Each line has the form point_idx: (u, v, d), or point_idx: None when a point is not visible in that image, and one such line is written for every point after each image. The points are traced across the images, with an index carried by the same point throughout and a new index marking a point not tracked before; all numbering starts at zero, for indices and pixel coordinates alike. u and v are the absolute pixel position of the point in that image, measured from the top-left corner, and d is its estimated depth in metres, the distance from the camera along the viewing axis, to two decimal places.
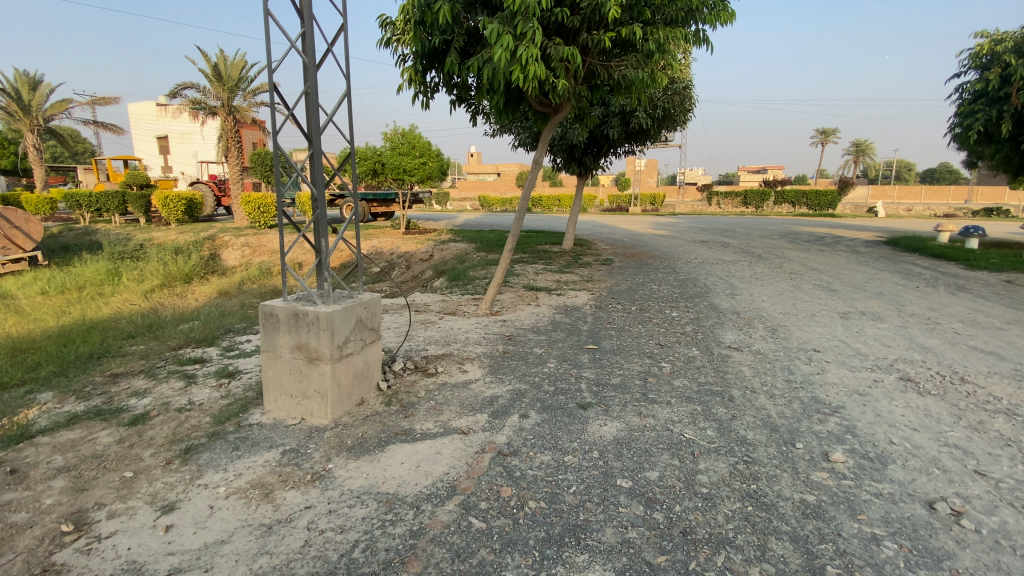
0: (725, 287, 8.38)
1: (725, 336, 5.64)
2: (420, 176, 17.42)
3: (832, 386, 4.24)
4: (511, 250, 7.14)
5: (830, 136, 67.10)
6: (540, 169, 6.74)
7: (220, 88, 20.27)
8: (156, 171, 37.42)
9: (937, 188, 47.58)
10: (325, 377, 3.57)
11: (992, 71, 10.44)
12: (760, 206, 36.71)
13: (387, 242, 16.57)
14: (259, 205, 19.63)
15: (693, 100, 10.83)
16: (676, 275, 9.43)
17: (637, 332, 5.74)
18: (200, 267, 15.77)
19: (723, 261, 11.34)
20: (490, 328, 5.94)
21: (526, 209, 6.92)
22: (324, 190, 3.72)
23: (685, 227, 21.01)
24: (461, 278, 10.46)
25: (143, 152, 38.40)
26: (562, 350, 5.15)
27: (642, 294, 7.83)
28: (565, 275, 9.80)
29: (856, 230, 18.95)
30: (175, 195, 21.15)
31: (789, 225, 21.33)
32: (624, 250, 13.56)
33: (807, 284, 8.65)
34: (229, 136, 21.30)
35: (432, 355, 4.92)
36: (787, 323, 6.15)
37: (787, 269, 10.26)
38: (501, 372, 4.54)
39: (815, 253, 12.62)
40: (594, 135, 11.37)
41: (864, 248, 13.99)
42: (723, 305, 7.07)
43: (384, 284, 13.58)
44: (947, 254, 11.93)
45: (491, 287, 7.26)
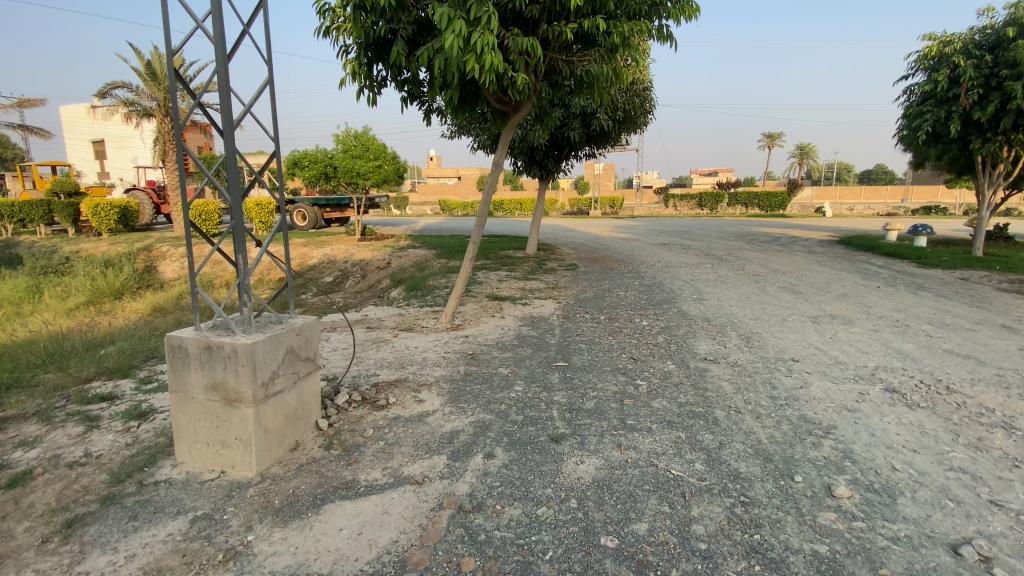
0: (693, 292, 8.15)
1: (701, 346, 5.31)
2: (375, 180, 16.65)
3: (820, 402, 3.94)
4: (472, 258, 6.60)
5: (777, 139, 70.15)
6: (500, 172, 6.27)
7: (155, 87, 18.82)
8: (91, 178, 34.58)
9: (876, 189, 50.27)
10: (248, 421, 3.01)
11: (940, 73, 10.75)
12: (715, 207, 37.63)
13: (341, 250, 15.73)
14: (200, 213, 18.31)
15: (653, 102, 10.65)
16: (642, 281, 9.15)
17: (608, 345, 5.34)
18: (133, 281, 14.44)
19: (687, 264, 11.19)
20: (449, 346, 5.40)
21: (487, 215, 6.43)
22: (240, 195, 3.12)
23: (646, 229, 21.10)
24: (419, 287, 9.85)
25: (76, 157, 35.56)
26: (529, 369, 4.68)
27: (609, 302, 7.47)
28: (529, 282, 9.38)
29: (808, 230, 19.49)
30: (107, 203, 19.45)
31: (745, 226, 21.76)
32: (587, 254, 13.27)
33: (773, 286, 8.54)
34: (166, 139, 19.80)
35: (383, 382, 4.34)
36: (761, 330, 5.89)
37: (750, 271, 10.19)
38: (462, 399, 4.02)
39: (774, 254, 12.72)
40: (555, 137, 11.01)
41: (819, 248, 14.26)
42: (693, 311, 6.80)
43: (338, 295, 12.78)
44: (898, 252, 12.26)
45: (451, 299, 6.71)
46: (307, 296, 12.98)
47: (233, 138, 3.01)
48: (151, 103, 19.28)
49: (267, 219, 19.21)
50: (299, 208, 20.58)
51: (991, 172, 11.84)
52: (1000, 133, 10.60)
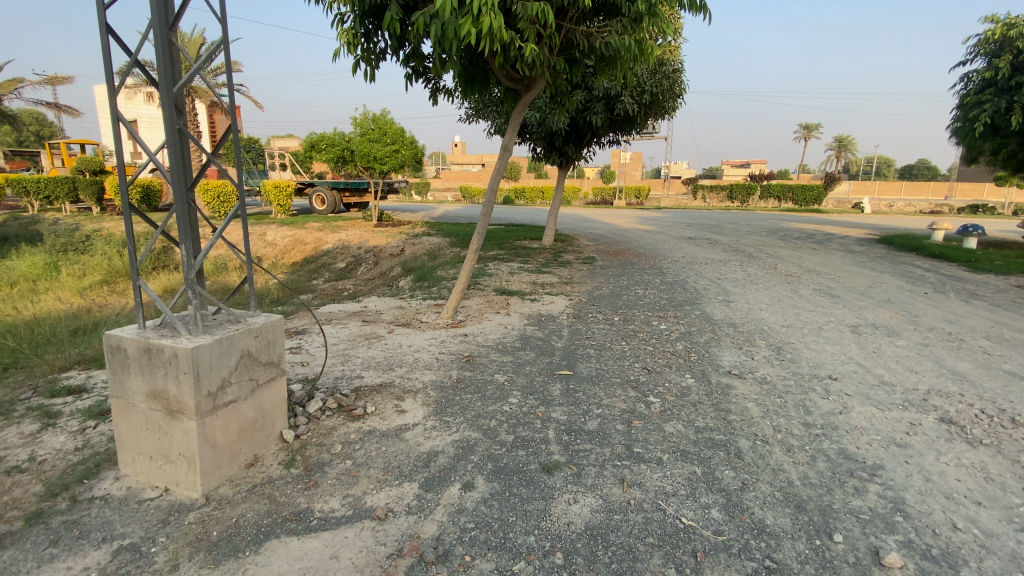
0: (718, 292, 7.53)
1: (724, 357, 4.74)
2: (391, 165, 16.28)
3: (862, 434, 3.36)
4: (477, 250, 6.13)
5: (814, 131, 67.46)
6: (509, 156, 5.75)
7: None
8: (124, 157, 35.05)
9: (917, 185, 47.87)
10: (191, 434, 2.65)
11: (1002, 60, 9.76)
12: (746, 200, 36.31)
13: (355, 235, 15.47)
14: (218, 195, 18.22)
15: (683, 85, 9.91)
16: (663, 278, 8.54)
17: (620, 352, 4.82)
18: (149, 261, 14.43)
19: (713, 261, 10.50)
20: (446, 346, 4.96)
21: (494, 204, 5.94)
22: (181, 176, 2.71)
23: (672, 222, 20.27)
24: (428, 278, 9.43)
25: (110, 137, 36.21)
26: (528, 377, 4.20)
27: (625, 301, 6.92)
28: (542, 276, 8.88)
29: (845, 227, 18.40)
30: (130, 182, 19.52)
31: (777, 222, 20.74)
32: (607, 247, 12.65)
33: (806, 289, 7.84)
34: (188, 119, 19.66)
35: (365, 387, 3.94)
36: (793, 340, 5.29)
37: (781, 270, 9.48)
38: (447, 412, 3.58)
39: (808, 252, 11.93)
40: (576, 122, 10.41)
41: (858, 246, 13.35)
42: (718, 315, 6.20)
43: (349, 281, 12.50)
44: (947, 254, 11.31)
45: (453, 293, 6.27)
46: (319, 282, 12.73)
47: (170, 108, 2.60)
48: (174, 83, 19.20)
49: (284, 201, 19.34)
50: (317, 192, 20.48)
51: None
52: None
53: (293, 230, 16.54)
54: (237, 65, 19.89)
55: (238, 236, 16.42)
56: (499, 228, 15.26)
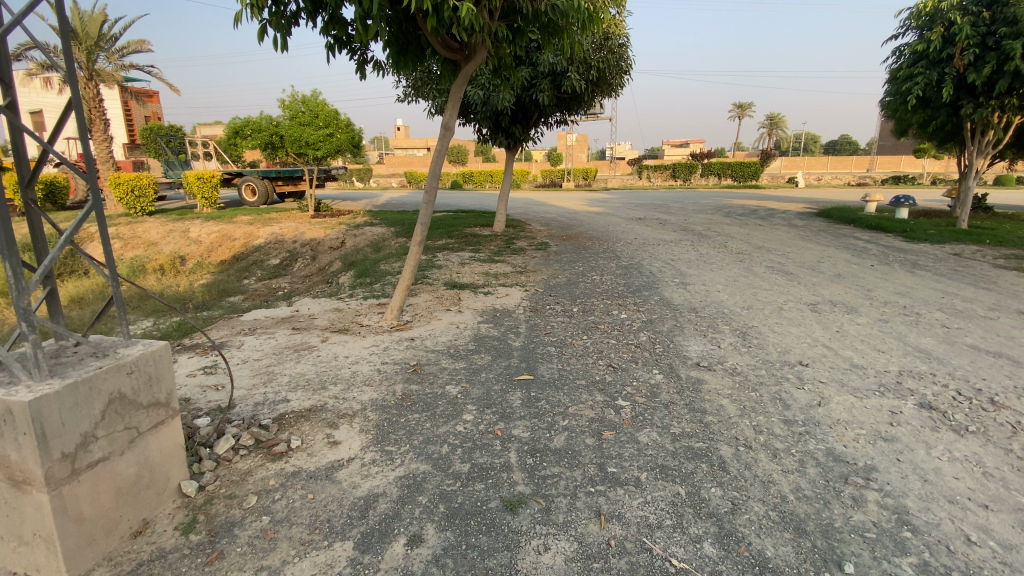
0: (674, 274, 7.31)
1: (691, 348, 4.42)
2: (326, 150, 15.17)
3: (846, 429, 3.11)
4: (420, 242, 5.54)
5: (747, 110, 70.10)
6: (450, 136, 5.17)
7: (77, 49, 16.55)
8: None
9: (842, 159, 50.72)
10: (43, 511, 1.98)
11: (935, 31, 9.99)
12: (689, 178, 37.07)
13: (290, 228, 14.35)
14: (132, 188, 16.41)
15: (629, 61, 9.57)
16: (618, 262, 8.24)
17: (582, 349, 4.40)
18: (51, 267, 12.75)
19: (666, 241, 10.34)
20: (389, 355, 4.39)
21: (437, 190, 5.35)
22: None
23: (620, 202, 20.23)
24: (370, 272, 8.71)
25: None
26: (483, 386, 3.71)
27: (582, 290, 6.54)
28: (493, 265, 8.39)
29: (784, 202, 18.98)
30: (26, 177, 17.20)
31: (721, 199, 21.18)
32: (559, 231, 12.30)
33: (760, 267, 7.76)
34: (91, 106, 17.47)
35: (290, 415, 3.35)
36: (757, 323, 5.08)
37: (733, 248, 9.43)
38: (389, 439, 3.05)
39: (754, 228, 12.07)
40: (522, 101, 9.88)
41: (799, 220, 13.68)
42: (679, 300, 5.91)
43: (285, 279, 11.53)
44: (882, 225, 11.73)
45: (397, 291, 5.68)
46: (250, 282, 11.66)
47: None
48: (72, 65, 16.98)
49: (209, 193, 17.78)
50: (246, 182, 18.97)
51: (980, 139, 11.32)
52: (994, 98, 9.99)
53: (220, 226, 15.16)
54: (144, 44, 17.82)
55: (156, 234, 14.86)
56: (446, 215, 14.60)
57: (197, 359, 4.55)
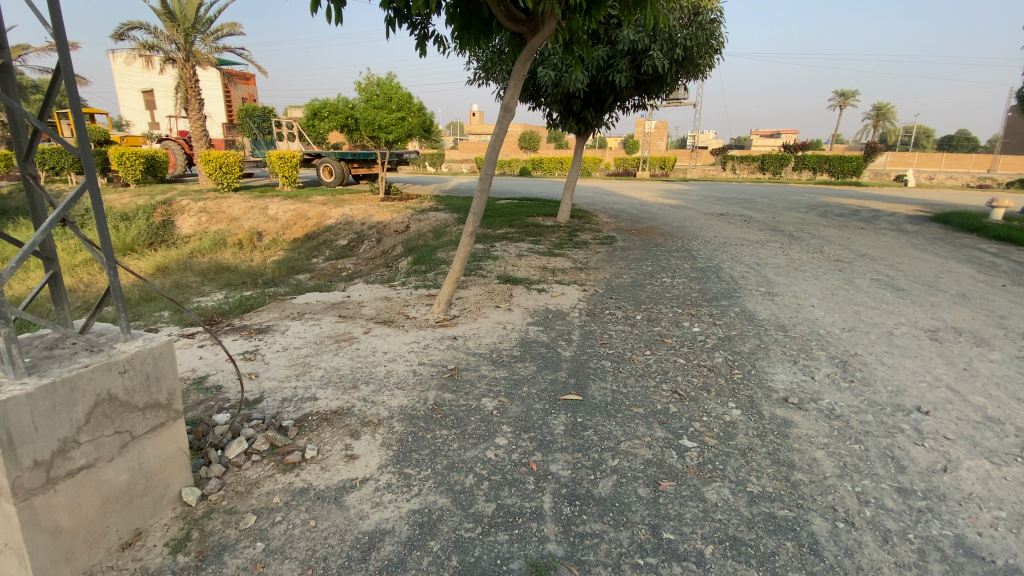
0: (758, 282, 6.46)
1: (776, 378, 3.72)
2: (397, 133, 15.23)
3: (986, 510, 2.37)
4: (471, 234, 5.17)
5: (850, 99, 63.86)
6: (509, 119, 4.71)
7: (174, 30, 17.68)
8: (142, 127, 33.45)
9: (962, 156, 44.83)
10: (12, 522, 1.80)
11: None
12: (779, 171, 34.17)
13: (358, 210, 14.59)
14: (220, 165, 17.42)
15: (721, 38, 8.60)
16: (693, 264, 7.44)
17: (643, 367, 3.84)
18: (146, 236, 13.82)
19: (749, 242, 9.32)
20: (427, 355, 4.06)
21: (492, 178, 4.93)
22: None
23: (699, 195, 18.90)
24: (427, 260, 8.50)
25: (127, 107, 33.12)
26: (523, 404, 3.26)
27: (648, 293, 5.89)
28: (554, 259, 7.90)
29: (892, 203, 16.82)
30: (133, 152, 18.71)
31: (815, 196, 19.19)
32: (629, 225, 11.51)
33: (863, 279, 6.69)
34: (189, 86, 18.69)
35: (314, 418, 3.10)
36: (859, 350, 4.25)
37: (829, 254, 8.31)
38: (411, 459, 2.70)
39: (855, 232, 10.67)
40: (596, 82, 9.23)
41: (911, 225, 11.97)
42: (762, 314, 5.13)
43: (349, 260, 11.70)
44: (1018, 235, 9.93)
45: (446, 284, 5.36)
46: (318, 261, 11.94)
47: None
48: (173, 48, 18.22)
49: (289, 172, 18.53)
50: (325, 163, 19.66)
51: None
52: None
53: (295, 204, 15.72)
54: (237, 27, 18.75)
55: (239, 210, 15.68)
56: (512, 203, 14.23)
57: (240, 343, 4.47)
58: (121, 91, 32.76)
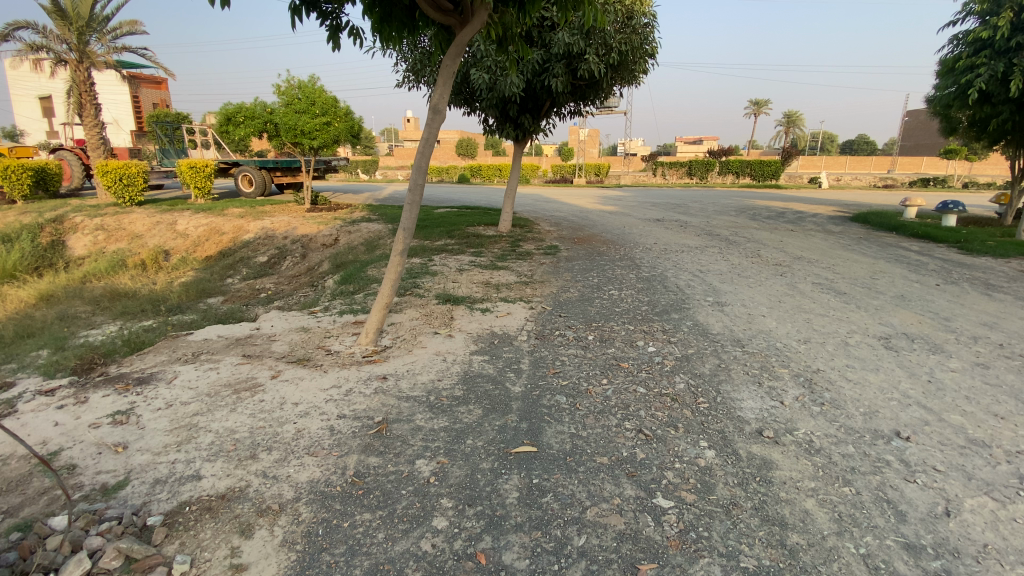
0: (706, 290, 6.25)
1: (745, 405, 3.37)
2: (322, 140, 14.19)
3: (1004, 566, 2.06)
4: (400, 252, 4.53)
5: (762, 107, 68.50)
6: (440, 121, 4.15)
7: (65, 29, 15.65)
8: (39, 136, 29.92)
9: (862, 159, 49.07)
10: None
11: (1002, 17, 8.79)
12: (705, 176, 35.65)
13: (281, 223, 13.42)
14: (120, 176, 15.52)
15: (654, 44, 8.48)
16: (640, 274, 7.17)
17: (602, 402, 3.37)
18: (27, 259, 11.96)
19: (690, 248, 9.25)
20: (349, 403, 3.39)
21: (423, 188, 4.33)
22: None
23: (634, 200, 19.14)
24: (357, 278, 7.72)
25: (23, 115, 29.61)
26: (466, 465, 2.70)
27: (598, 309, 5.49)
28: (496, 273, 7.40)
29: (812, 204, 17.76)
30: (19, 164, 16.35)
31: (743, 199, 19.98)
32: (570, 232, 11.23)
33: (806, 284, 6.66)
34: (80, 89, 16.58)
35: (194, 510, 2.38)
36: (821, 365, 4.01)
37: (767, 258, 8.36)
38: (321, 565, 2.07)
39: (786, 234, 10.96)
40: (532, 87, 8.83)
41: (834, 226, 12.52)
42: (717, 328, 4.84)
43: (271, 279, 10.61)
44: (931, 233, 10.55)
45: (374, 311, 4.69)
46: (234, 281, 10.73)
47: None
48: (63, 47, 16.13)
49: (202, 182, 16.94)
50: (243, 172, 18.15)
51: None
52: None
53: (209, 218, 14.26)
54: (139, 25, 16.88)
55: (142, 226, 13.98)
56: (450, 212, 13.61)
57: (110, 399, 3.58)
58: (15, 97, 29.27)
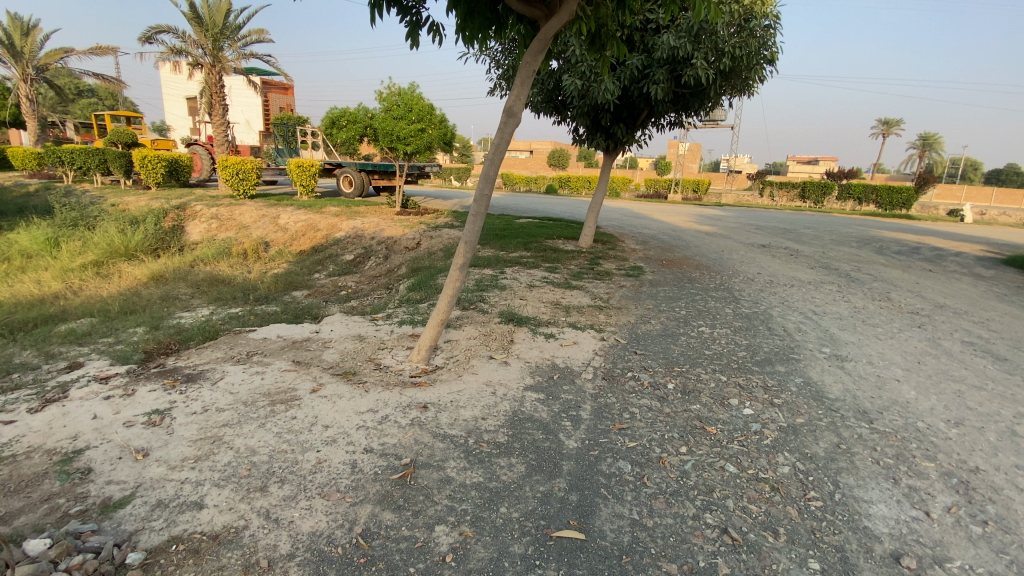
0: (819, 339, 5.23)
1: (875, 512, 2.52)
2: (416, 145, 14.46)
3: None
4: (461, 268, 4.14)
5: (893, 127, 61.35)
6: (514, 125, 3.70)
7: (201, 34, 17.53)
8: (184, 131, 34.18)
9: (1018, 190, 42.11)
10: None
11: None
12: (820, 200, 32.31)
13: (370, 223, 13.83)
14: (237, 171, 16.96)
15: (775, 48, 7.48)
16: (735, 309, 6.24)
17: (677, 481, 2.68)
18: (151, 241, 13.30)
19: (799, 282, 8.04)
20: (381, 434, 3.01)
21: (490, 199, 3.91)
22: None
23: (735, 222, 17.60)
24: (427, 285, 7.53)
25: (172, 112, 33.99)
26: (493, 546, 2.17)
27: (681, 349, 4.73)
28: (570, 293, 6.84)
29: (956, 240, 15.18)
30: (156, 155, 18.42)
31: (865, 228, 17.61)
32: (658, 253, 10.36)
33: (951, 341, 5.37)
34: (212, 90, 18.44)
35: (180, 551, 2.10)
36: (983, 461, 3.01)
37: (899, 303, 6.99)
38: None
39: (922, 275, 9.27)
40: (629, 94, 8.18)
41: (986, 269, 10.44)
42: (834, 393, 3.90)
43: (351, 277, 10.85)
44: None
45: (430, 329, 4.32)
46: (320, 277, 11.10)
47: None
48: (200, 52, 18.04)
49: (307, 181, 18.00)
50: (345, 173, 19.18)
51: None
52: None
53: (307, 214, 15.08)
54: (264, 33, 18.49)
55: (249, 218, 15.09)
56: (532, 223, 13.24)
57: (155, 396, 3.51)
58: (167, 97, 33.70)
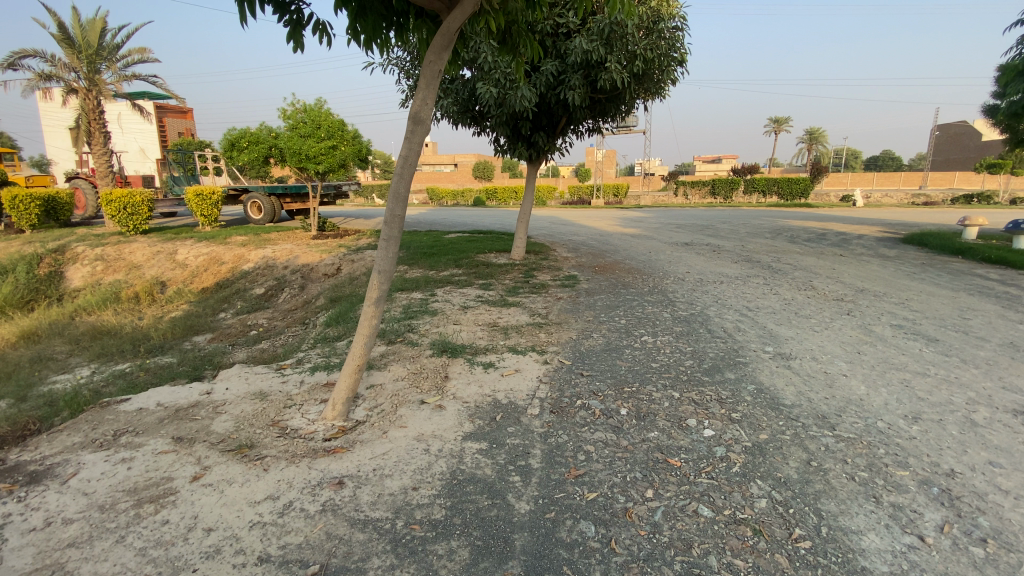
0: (761, 337, 5.11)
1: (869, 547, 2.24)
2: (329, 164, 13.51)
3: None
4: (375, 302, 3.54)
5: (783, 124, 67.16)
6: (422, 134, 3.20)
7: (71, 56, 15.53)
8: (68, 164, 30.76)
9: (890, 175, 47.34)
10: None
11: None
12: (730, 195, 34.38)
13: (283, 251, 12.70)
14: (125, 205, 15.08)
15: (683, 49, 7.52)
16: (674, 313, 6.06)
17: (651, 541, 2.27)
18: (18, 292, 11.37)
19: (729, 278, 8.11)
20: (284, 532, 2.35)
21: (403, 220, 3.36)
22: None
23: (658, 222, 18.10)
24: (348, 317, 6.78)
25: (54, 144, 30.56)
26: None
27: (629, 364, 4.40)
28: (506, 310, 6.39)
29: (854, 223, 16.45)
30: (28, 194, 15.99)
31: (775, 219, 18.73)
32: (591, 259, 10.21)
33: (882, 326, 5.45)
34: (89, 117, 16.36)
35: None
36: (952, 462, 2.87)
37: (824, 290, 7.17)
38: None
39: (835, 260, 9.75)
40: (547, 101, 7.93)
41: (886, 249, 11.23)
42: (789, 398, 3.69)
43: (264, 314, 9.79)
44: (1005, 258, 9.22)
45: (344, 377, 3.66)
46: (228, 316, 9.92)
47: None
48: (72, 76, 15.98)
49: (209, 210, 16.42)
50: (253, 199, 17.71)
51: None
52: None
53: (210, 247, 13.62)
54: (147, 52, 16.72)
55: (141, 256, 13.40)
56: (461, 238, 12.71)
57: None
58: (45, 127, 30.23)
